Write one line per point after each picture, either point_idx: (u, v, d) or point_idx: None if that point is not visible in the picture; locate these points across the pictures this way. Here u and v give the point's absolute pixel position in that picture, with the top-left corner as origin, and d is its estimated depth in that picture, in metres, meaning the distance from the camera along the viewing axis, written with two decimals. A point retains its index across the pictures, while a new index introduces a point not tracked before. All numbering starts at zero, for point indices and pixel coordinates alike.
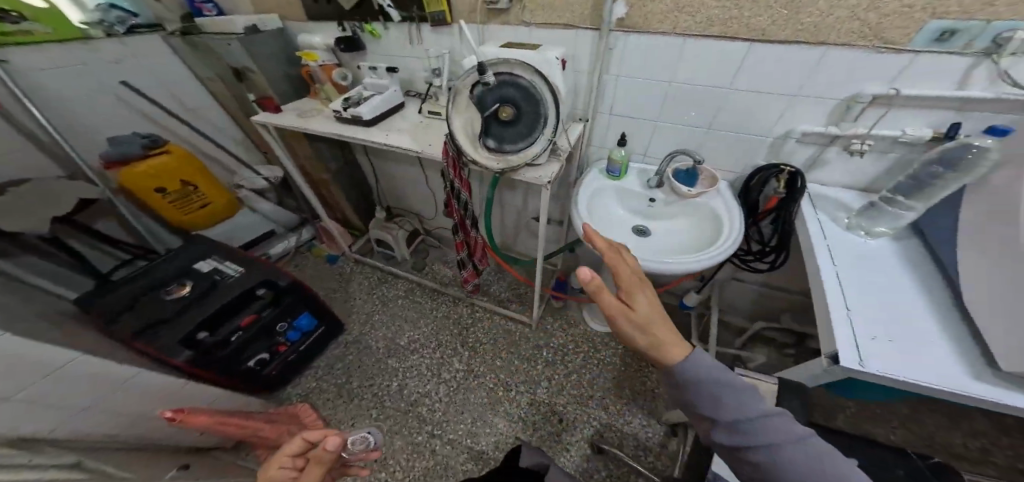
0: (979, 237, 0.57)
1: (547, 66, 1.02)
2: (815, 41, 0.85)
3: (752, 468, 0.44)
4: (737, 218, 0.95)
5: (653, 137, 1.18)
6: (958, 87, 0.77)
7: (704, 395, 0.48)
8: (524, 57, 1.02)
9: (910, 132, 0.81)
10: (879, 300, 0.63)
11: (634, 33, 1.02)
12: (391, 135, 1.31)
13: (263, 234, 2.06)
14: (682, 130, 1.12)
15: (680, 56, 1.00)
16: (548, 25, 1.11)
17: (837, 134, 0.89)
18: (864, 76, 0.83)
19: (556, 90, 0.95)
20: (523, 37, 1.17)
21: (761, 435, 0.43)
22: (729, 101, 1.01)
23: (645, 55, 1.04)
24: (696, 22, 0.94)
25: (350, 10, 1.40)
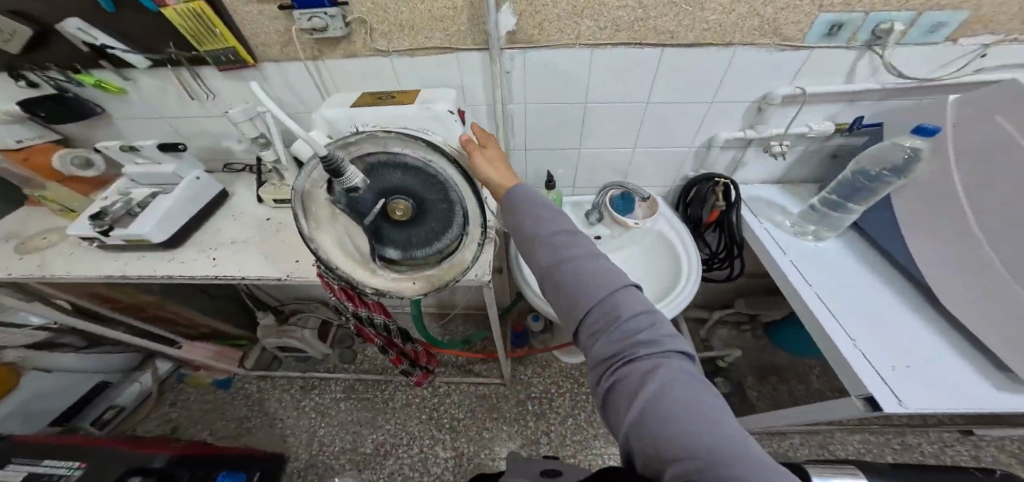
0: (944, 233, 0.61)
1: (434, 123, 0.70)
2: (722, 42, 0.76)
3: (562, 288, 0.52)
4: (686, 242, 0.94)
5: (580, 166, 1.05)
6: (847, 80, 0.80)
7: (529, 218, 0.59)
8: (399, 117, 0.69)
9: (815, 126, 0.86)
10: (870, 317, 0.66)
11: (530, 49, 0.79)
12: (234, 258, 0.90)
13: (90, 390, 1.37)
14: (608, 155, 1.01)
15: (591, 71, 0.83)
16: (411, 53, 0.79)
17: (755, 136, 0.89)
18: (772, 76, 0.81)
19: (462, 170, 0.63)
20: (379, 70, 0.83)
21: (560, 252, 0.54)
22: (649, 114, 0.90)
23: (552, 76, 0.84)
24: (598, 30, 0.76)
25: (24, 54, 0.81)
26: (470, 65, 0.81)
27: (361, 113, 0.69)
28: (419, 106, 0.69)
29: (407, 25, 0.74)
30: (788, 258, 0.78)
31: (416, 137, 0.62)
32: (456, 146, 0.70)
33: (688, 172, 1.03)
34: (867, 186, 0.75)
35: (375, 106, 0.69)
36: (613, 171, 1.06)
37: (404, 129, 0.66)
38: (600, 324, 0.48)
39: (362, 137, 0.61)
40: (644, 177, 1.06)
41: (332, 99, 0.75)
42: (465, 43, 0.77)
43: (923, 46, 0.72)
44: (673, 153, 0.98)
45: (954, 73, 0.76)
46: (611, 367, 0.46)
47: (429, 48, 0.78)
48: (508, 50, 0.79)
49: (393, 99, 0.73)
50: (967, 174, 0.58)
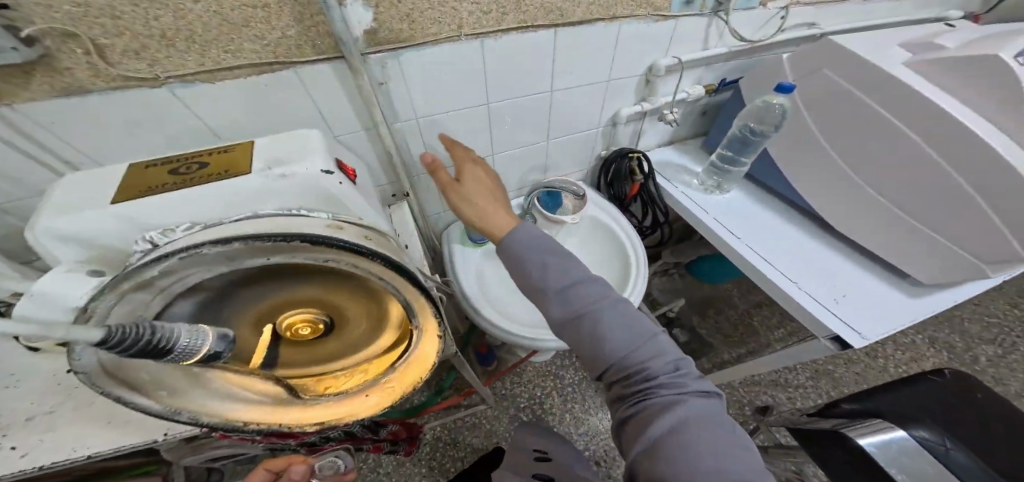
0: (824, 177, 0.79)
1: (302, 194, 0.36)
2: (607, 16, 0.70)
3: (583, 343, 0.44)
4: (621, 220, 0.99)
5: (498, 171, 0.93)
6: (704, 46, 0.87)
7: (530, 263, 0.47)
8: (218, 200, 0.33)
9: (690, 91, 0.94)
10: (798, 260, 0.84)
11: (401, 49, 0.58)
12: (52, 453, 0.52)
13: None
14: (526, 152, 0.92)
15: (481, 69, 0.67)
16: (210, 77, 0.49)
17: (649, 108, 0.94)
18: (646, 51, 0.81)
19: (388, 258, 0.37)
20: (155, 111, 0.50)
21: (574, 301, 0.44)
22: (554, 103, 0.83)
23: (443, 81, 0.66)
24: (474, 19, 0.60)
25: None
26: (317, 82, 0.56)
27: (131, 206, 0.31)
28: (260, 173, 0.34)
29: (170, 34, 0.43)
30: (712, 216, 0.93)
31: (279, 228, 0.33)
32: (362, 220, 0.39)
33: (600, 149, 1.04)
34: (751, 139, 0.90)
35: (170, 190, 0.33)
36: (530, 170, 0.98)
37: (245, 218, 0.33)
38: (632, 383, 0.41)
39: (167, 260, 0.29)
40: (563, 164, 1.03)
41: (93, 171, 0.37)
42: (299, 51, 0.51)
43: (750, 9, 0.81)
44: (580, 137, 0.96)
45: (765, 32, 0.89)
46: (625, 400, 0.41)
47: (240, 68, 0.50)
48: (369, 53, 0.56)
49: (205, 168, 0.35)
50: (818, 121, 0.75)
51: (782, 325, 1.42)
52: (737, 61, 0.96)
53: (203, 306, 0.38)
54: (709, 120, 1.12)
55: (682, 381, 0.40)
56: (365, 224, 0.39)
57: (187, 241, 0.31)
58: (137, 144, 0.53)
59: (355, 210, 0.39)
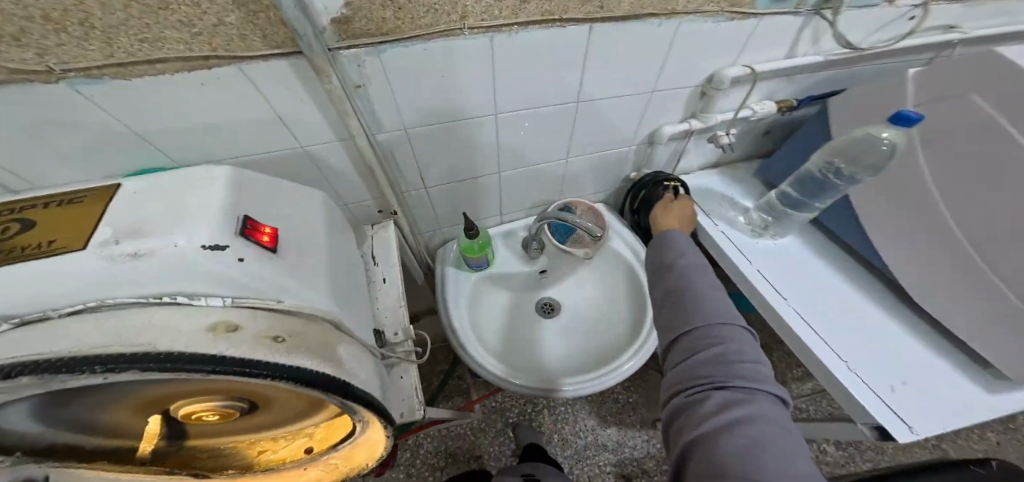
0: (919, 239, 0.59)
1: (177, 277, 0.25)
2: (666, 10, 0.52)
3: (673, 309, 0.46)
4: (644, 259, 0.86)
5: (504, 187, 0.79)
6: (789, 53, 0.68)
7: (675, 242, 0.54)
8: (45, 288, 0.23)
9: (757, 108, 0.76)
10: (852, 327, 0.67)
11: (383, 44, 0.44)
12: None
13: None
14: (541, 168, 0.77)
15: (487, 72, 0.52)
16: (123, 72, 0.38)
17: (699, 127, 0.76)
18: (712, 57, 0.63)
19: (297, 372, 0.27)
20: (63, 110, 0.39)
21: (687, 276, 0.48)
22: (578, 116, 0.67)
23: (437, 84, 0.51)
24: (478, 9, 0.44)
25: None
26: (272, 82, 0.43)
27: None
28: (100, 244, 0.24)
29: (56, 15, 0.31)
30: (755, 268, 0.75)
31: (120, 341, 0.21)
32: (275, 302, 0.29)
33: (630, 169, 0.88)
34: (827, 182, 0.71)
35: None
36: (544, 187, 0.83)
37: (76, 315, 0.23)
38: (702, 366, 0.39)
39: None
40: (584, 182, 0.87)
41: None
42: (247, 42, 0.38)
43: (870, 7, 0.61)
44: (608, 154, 0.80)
45: (880, 40, 0.68)
46: (684, 385, 0.40)
47: (165, 62, 0.38)
48: (340, 47, 0.42)
49: (27, 231, 0.25)
50: (935, 166, 0.55)
51: (803, 364, 1.25)
52: (830, 72, 0.74)
53: (48, 416, 0.27)
54: (774, 140, 0.93)
55: (755, 377, 0.37)
56: (281, 308, 0.30)
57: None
58: (43, 144, 0.42)
59: (267, 289, 0.29)
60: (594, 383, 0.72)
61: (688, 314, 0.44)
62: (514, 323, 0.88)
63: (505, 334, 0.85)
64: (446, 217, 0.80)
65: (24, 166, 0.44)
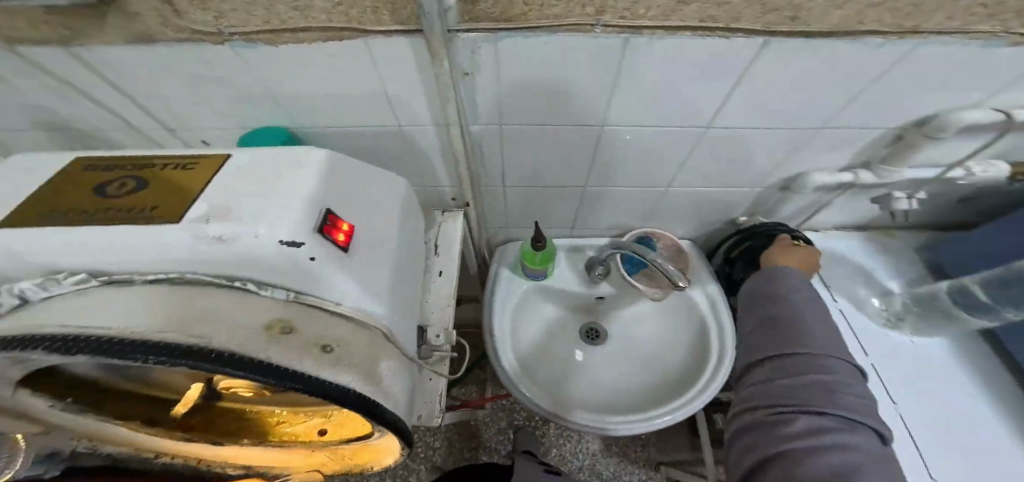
0: None
1: (251, 264, 0.25)
2: (903, 29, 0.37)
3: (778, 330, 0.48)
4: (725, 323, 0.73)
5: (584, 203, 0.71)
6: None
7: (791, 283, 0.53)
8: (131, 248, 0.24)
9: (975, 170, 0.59)
10: (959, 441, 0.65)
11: (503, 31, 0.37)
12: None
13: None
14: (634, 191, 0.68)
15: (609, 79, 0.44)
16: (273, 39, 0.38)
17: (861, 182, 0.62)
18: (934, 95, 0.47)
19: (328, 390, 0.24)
20: (219, 69, 0.42)
21: (793, 303, 0.50)
22: (701, 143, 0.55)
23: (545, 82, 0.44)
24: (623, 6, 0.34)
25: None
26: (393, 61, 0.42)
27: (18, 235, 0.23)
28: (188, 226, 0.24)
29: None
30: (871, 361, 0.73)
31: (175, 329, 0.21)
32: (334, 304, 0.28)
33: (740, 211, 0.74)
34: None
35: (76, 223, 0.24)
36: (630, 212, 0.75)
37: (160, 285, 0.24)
38: (799, 389, 0.41)
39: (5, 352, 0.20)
40: (679, 216, 0.75)
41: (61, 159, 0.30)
42: (377, 15, 0.36)
43: None
44: (720, 192, 0.68)
45: None
46: (773, 404, 0.41)
47: (308, 32, 0.37)
48: (461, 30, 0.37)
49: (137, 191, 0.27)
50: None
51: None
52: None
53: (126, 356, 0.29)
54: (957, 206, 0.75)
55: (862, 411, 0.39)
56: (339, 311, 0.29)
57: (58, 313, 0.22)
58: (198, 98, 0.46)
59: (327, 291, 0.28)
60: (617, 425, 0.64)
61: (796, 341, 0.46)
62: (549, 341, 0.81)
63: (534, 350, 0.79)
64: (518, 219, 0.77)
65: (176, 110, 0.49)
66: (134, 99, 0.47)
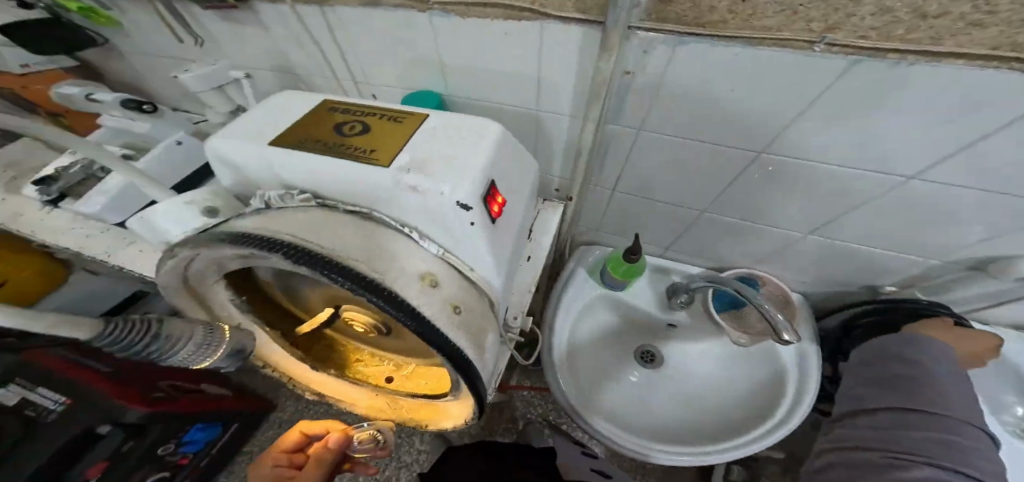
0: None
1: (423, 217, 0.30)
2: None
3: (907, 391, 0.54)
4: (808, 391, 0.65)
5: (696, 226, 0.66)
6: None
7: (935, 353, 0.56)
8: (345, 179, 0.28)
9: None
10: None
11: (690, 38, 0.31)
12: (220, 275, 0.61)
13: (125, 300, 0.94)
14: (759, 228, 0.60)
15: (794, 109, 0.36)
16: (463, 11, 0.42)
17: None
18: None
19: (447, 346, 0.28)
20: (412, 35, 0.47)
21: (926, 369, 0.54)
22: (880, 195, 0.45)
23: (706, 95, 0.37)
24: (866, 26, 0.26)
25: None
26: (559, 49, 0.42)
27: (277, 154, 0.28)
28: (392, 171, 0.29)
29: None
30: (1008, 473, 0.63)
31: (366, 263, 0.27)
32: (467, 270, 0.33)
33: (891, 278, 0.64)
34: None
35: (316, 149, 0.29)
36: (739, 249, 0.68)
37: (357, 218, 0.30)
38: (924, 444, 0.48)
39: (249, 247, 0.25)
40: (803, 265, 0.67)
41: (297, 92, 0.37)
42: (560, 2, 0.36)
43: None
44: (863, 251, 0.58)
45: None
46: (888, 452, 0.49)
47: (492, 7, 0.40)
48: (640, 27, 0.33)
49: (361, 134, 0.31)
50: None
51: None
52: None
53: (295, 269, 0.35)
54: None
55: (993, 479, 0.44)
56: (470, 277, 0.34)
57: (289, 223, 0.27)
58: (385, 59, 0.53)
59: (465, 256, 0.32)
60: (659, 454, 0.62)
61: (919, 401, 0.52)
62: (602, 348, 0.79)
63: (584, 345, 0.76)
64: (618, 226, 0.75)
65: (363, 68, 0.55)
66: (341, 55, 0.54)
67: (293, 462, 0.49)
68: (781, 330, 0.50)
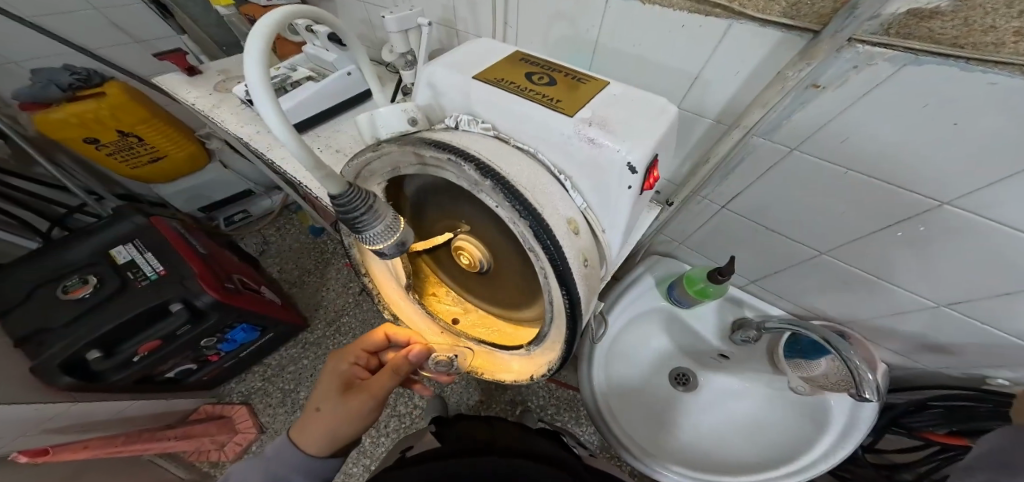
0: None
1: (587, 173, 0.27)
2: None
3: None
4: (844, 451, 0.54)
5: (797, 268, 0.57)
6: None
7: None
8: (528, 111, 0.28)
9: None
10: None
11: (932, 57, 0.28)
12: None
13: (237, 194, 1.26)
14: (872, 280, 0.49)
15: (1017, 163, 0.30)
16: None
17: None
18: None
19: (574, 296, 0.25)
20: (583, 10, 0.49)
21: None
22: None
23: (928, 116, 0.32)
24: None
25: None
26: (738, 50, 0.40)
27: (477, 87, 0.30)
28: (576, 119, 0.27)
29: None
30: None
31: (528, 190, 0.25)
32: (598, 232, 0.30)
33: (1004, 374, 0.48)
34: None
35: (512, 91, 0.30)
36: (844, 303, 0.56)
37: (521, 153, 0.29)
38: None
39: (449, 153, 0.26)
40: (911, 345, 0.54)
41: (490, 39, 0.39)
42: (768, 2, 0.35)
43: None
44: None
45: None
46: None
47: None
48: (865, 41, 0.30)
49: (547, 84, 0.31)
50: None
51: None
52: None
53: (432, 189, 0.35)
54: None
55: None
56: (599, 239, 0.30)
57: (471, 144, 0.29)
58: (546, 28, 0.55)
59: (606, 219, 0.29)
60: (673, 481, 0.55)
61: None
62: (650, 366, 0.69)
63: (632, 347, 0.67)
64: (703, 252, 0.68)
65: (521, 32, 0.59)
66: (507, 16, 0.58)
67: (368, 364, 0.54)
68: (863, 389, 0.44)
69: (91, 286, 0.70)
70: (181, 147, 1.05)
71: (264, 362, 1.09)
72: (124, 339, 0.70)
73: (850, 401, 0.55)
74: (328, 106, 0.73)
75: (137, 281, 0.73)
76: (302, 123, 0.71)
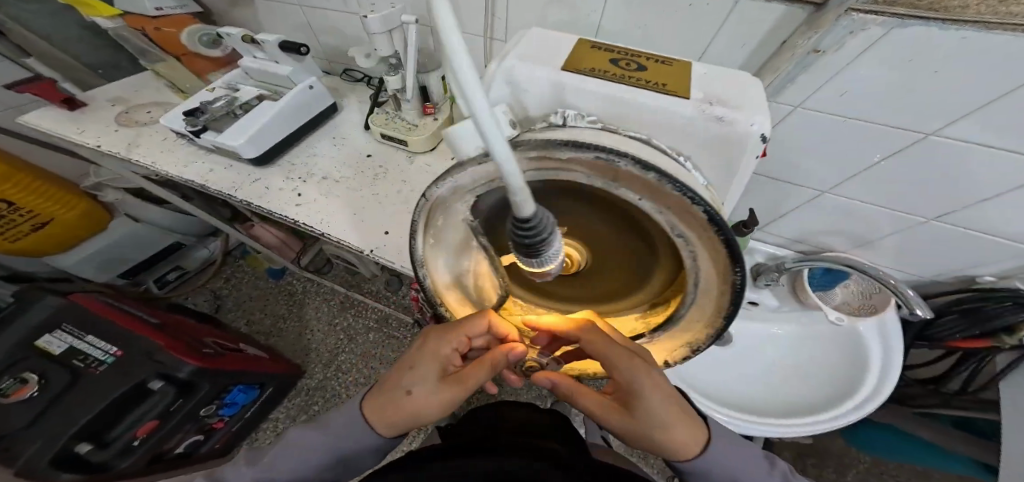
0: None
1: (713, 151, 0.26)
2: None
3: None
4: (888, 387, 0.58)
5: (798, 209, 0.66)
6: None
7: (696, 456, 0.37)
8: (640, 97, 0.26)
9: None
10: None
11: (914, 20, 0.34)
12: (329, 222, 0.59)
13: (163, 250, 1.04)
14: (861, 208, 0.59)
15: (996, 89, 0.37)
16: None
17: None
18: None
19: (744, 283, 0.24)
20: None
21: None
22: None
23: (909, 65, 0.39)
24: None
25: None
26: (742, 25, 0.45)
27: (571, 77, 0.28)
28: (696, 99, 0.26)
29: None
30: None
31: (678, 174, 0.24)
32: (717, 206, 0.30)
33: (992, 271, 0.59)
34: None
35: (610, 78, 0.28)
36: (832, 231, 0.67)
37: (635, 142, 0.26)
38: None
39: (592, 153, 0.22)
40: (890, 255, 0.66)
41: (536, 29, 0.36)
42: None
43: None
44: (978, 240, 0.55)
45: None
46: None
47: None
48: (859, 9, 0.36)
49: (638, 68, 0.30)
50: None
51: None
52: None
53: (518, 200, 0.31)
54: None
55: None
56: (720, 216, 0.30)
57: (590, 139, 0.25)
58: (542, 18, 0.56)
59: (729, 191, 0.29)
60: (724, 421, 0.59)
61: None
62: None
63: None
64: None
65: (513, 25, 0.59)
66: (495, 10, 0.57)
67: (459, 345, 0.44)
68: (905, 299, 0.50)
69: (35, 384, 0.60)
70: (69, 206, 0.81)
71: (272, 417, 0.96)
72: (113, 424, 0.65)
73: (877, 325, 0.61)
74: (297, 127, 0.65)
75: (92, 368, 0.64)
76: (268, 152, 0.62)
